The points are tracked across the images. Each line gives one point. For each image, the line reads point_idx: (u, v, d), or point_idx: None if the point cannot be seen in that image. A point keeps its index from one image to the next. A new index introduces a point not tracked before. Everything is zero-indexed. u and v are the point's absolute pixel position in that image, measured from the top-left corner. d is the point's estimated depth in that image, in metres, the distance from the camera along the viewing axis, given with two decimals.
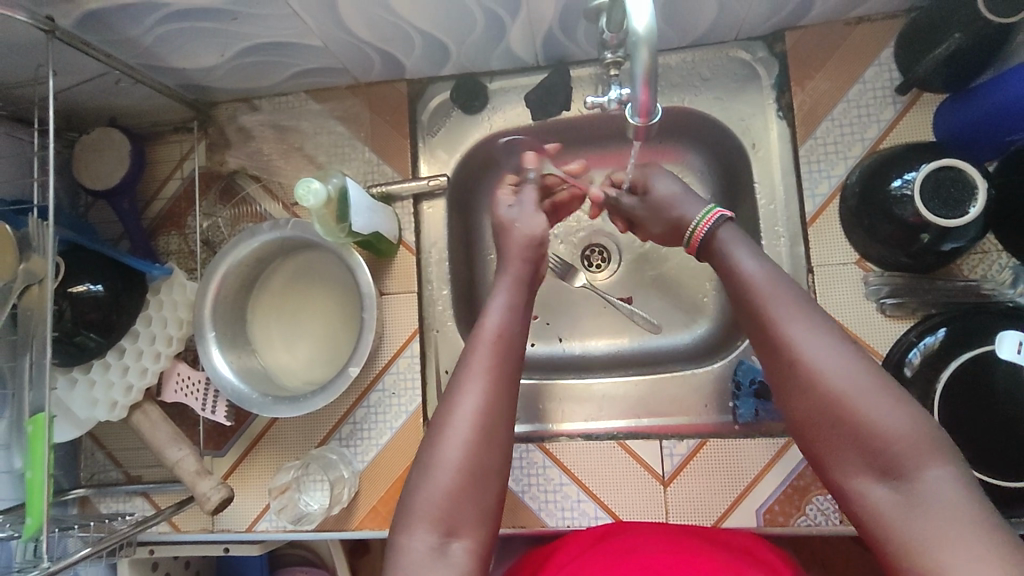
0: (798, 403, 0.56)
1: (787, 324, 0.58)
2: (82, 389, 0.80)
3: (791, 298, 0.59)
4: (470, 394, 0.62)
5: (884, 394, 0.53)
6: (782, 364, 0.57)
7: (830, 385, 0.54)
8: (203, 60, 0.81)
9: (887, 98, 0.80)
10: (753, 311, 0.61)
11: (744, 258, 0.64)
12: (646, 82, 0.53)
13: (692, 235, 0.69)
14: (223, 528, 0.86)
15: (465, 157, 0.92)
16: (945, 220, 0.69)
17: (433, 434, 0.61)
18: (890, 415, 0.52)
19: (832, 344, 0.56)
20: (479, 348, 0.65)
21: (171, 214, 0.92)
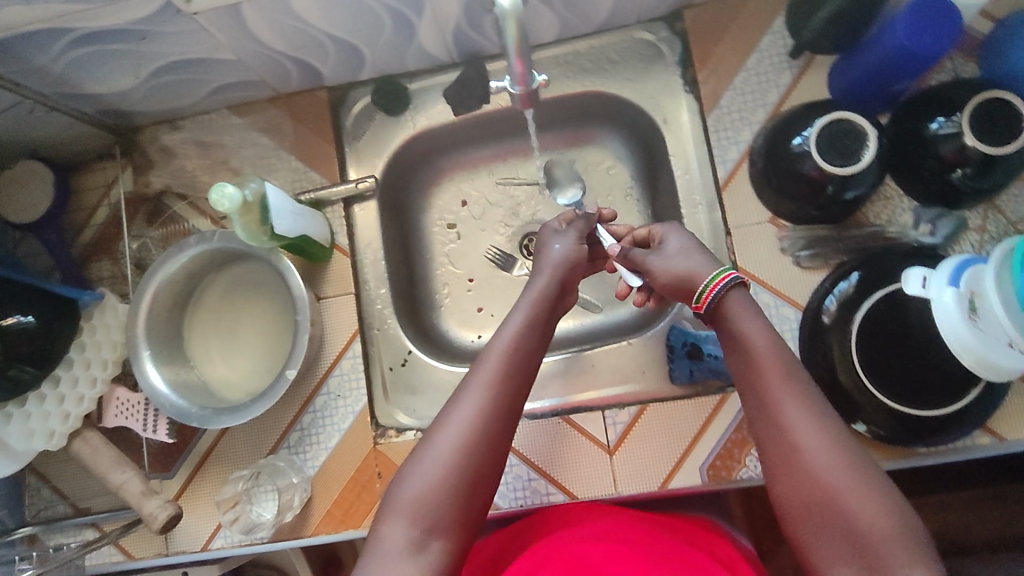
0: (788, 491, 0.58)
1: (789, 410, 0.59)
2: (17, 422, 0.79)
3: (795, 381, 0.61)
4: (469, 401, 0.63)
5: (875, 491, 0.54)
6: (778, 446, 0.59)
7: (823, 479, 0.56)
8: (119, 83, 0.82)
9: (782, 64, 0.84)
10: (756, 387, 0.62)
11: (751, 329, 0.65)
12: (519, 52, 0.59)
13: (700, 295, 0.69)
14: (178, 550, 0.85)
15: (392, 158, 0.94)
16: (842, 170, 0.73)
17: (432, 432, 0.63)
18: (880, 517, 0.53)
19: (830, 434, 0.58)
20: (489, 360, 0.66)
21: (101, 240, 0.91)
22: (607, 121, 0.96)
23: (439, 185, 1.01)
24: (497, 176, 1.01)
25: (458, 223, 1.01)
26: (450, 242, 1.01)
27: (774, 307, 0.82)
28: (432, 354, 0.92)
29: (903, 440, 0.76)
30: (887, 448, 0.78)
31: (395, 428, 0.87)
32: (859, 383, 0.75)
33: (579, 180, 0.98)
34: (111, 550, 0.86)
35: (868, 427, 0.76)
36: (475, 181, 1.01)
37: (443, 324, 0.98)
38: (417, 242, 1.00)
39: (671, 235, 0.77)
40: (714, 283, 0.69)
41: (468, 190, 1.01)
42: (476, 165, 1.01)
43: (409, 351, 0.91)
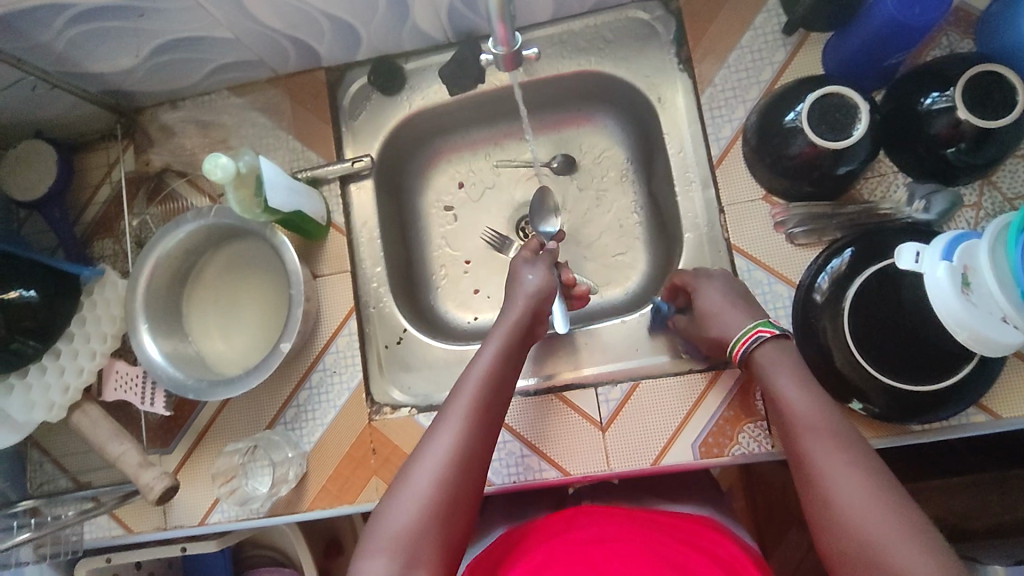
0: (829, 540, 0.56)
1: (818, 456, 0.59)
2: (19, 394, 0.80)
3: (835, 433, 0.60)
4: (444, 437, 0.62)
5: (915, 539, 0.53)
6: (818, 500, 0.58)
7: (866, 533, 0.54)
8: (119, 62, 0.83)
9: (777, 41, 0.84)
10: (794, 444, 0.61)
11: (784, 377, 0.65)
12: (501, 17, 0.58)
13: (735, 346, 0.70)
14: (176, 525, 0.86)
15: (389, 138, 0.95)
16: (834, 143, 0.73)
17: (407, 469, 0.62)
18: (921, 564, 0.51)
19: (872, 485, 0.56)
20: (466, 389, 0.65)
21: (104, 219, 0.93)
22: (603, 101, 0.97)
23: (437, 166, 1.02)
24: (494, 158, 1.02)
25: (455, 205, 1.02)
26: (448, 223, 1.02)
27: (767, 284, 0.82)
28: (427, 333, 0.93)
29: (899, 418, 0.75)
30: (881, 426, 0.78)
31: (390, 405, 0.87)
32: (852, 358, 0.74)
33: (575, 162, 0.99)
34: (110, 524, 0.88)
35: (864, 406, 0.76)
36: (473, 163, 1.02)
37: (439, 305, 0.99)
38: (414, 224, 1.01)
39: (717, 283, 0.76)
40: (744, 338, 0.69)
41: (465, 172, 1.02)
42: (473, 147, 1.02)
43: (405, 329, 0.91)
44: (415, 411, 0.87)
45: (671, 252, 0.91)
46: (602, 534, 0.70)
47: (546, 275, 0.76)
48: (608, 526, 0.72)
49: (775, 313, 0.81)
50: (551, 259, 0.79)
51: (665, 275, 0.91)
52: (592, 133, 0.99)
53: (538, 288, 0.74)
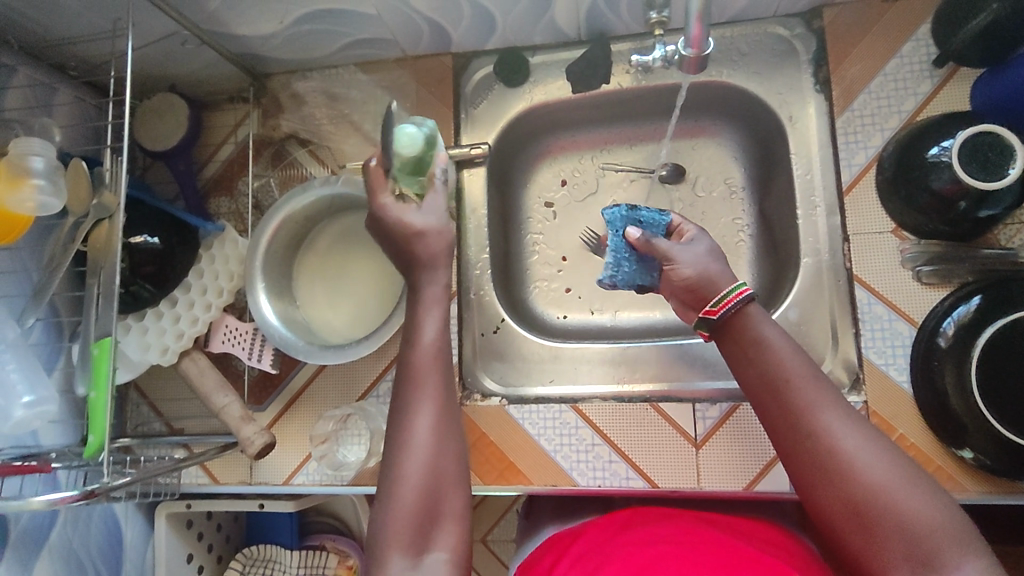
0: (826, 496, 0.54)
1: (822, 412, 0.56)
2: (135, 335, 0.83)
3: (816, 385, 0.57)
4: (418, 429, 0.60)
5: (918, 484, 0.52)
6: (813, 454, 0.55)
7: (866, 481, 0.52)
8: (263, 27, 0.85)
9: (924, 72, 0.82)
10: (780, 400, 0.58)
11: (771, 336, 0.60)
12: (699, 18, 0.63)
13: (718, 301, 0.63)
14: (261, 480, 0.89)
15: (506, 128, 0.95)
16: (985, 183, 0.70)
17: (389, 465, 0.59)
18: (928, 507, 0.51)
19: (864, 434, 0.55)
20: (425, 374, 0.62)
21: (224, 176, 0.96)
22: (725, 115, 0.95)
23: (545, 162, 1.02)
24: (601, 160, 1.00)
25: (557, 201, 1.01)
26: (547, 220, 1.01)
27: (886, 320, 0.79)
28: (523, 325, 0.93)
29: (1014, 475, 0.71)
30: (993, 481, 0.75)
31: (481, 393, 0.89)
32: (975, 410, 0.70)
33: (686, 171, 0.97)
34: (198, 472, 0.91)
35: (974, 455, 0.72)
36: (580, 162, 1.01)
37: (532, 300, 0.98)
38: (516, 215, 1.01)
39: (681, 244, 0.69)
40: (731, 297, 0.62)
41: (572, 171, 1.01)
42: (583, 146, 1.01)
43: (503, 319, 0.92)
44: (506, 402, 0.87)
45: (781, 276, 0.89)
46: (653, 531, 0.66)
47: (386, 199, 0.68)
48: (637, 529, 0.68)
49: (892, 351, 0.79)
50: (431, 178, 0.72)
51: (772, 297, 0.89)
52: (709, 145, 0.97)
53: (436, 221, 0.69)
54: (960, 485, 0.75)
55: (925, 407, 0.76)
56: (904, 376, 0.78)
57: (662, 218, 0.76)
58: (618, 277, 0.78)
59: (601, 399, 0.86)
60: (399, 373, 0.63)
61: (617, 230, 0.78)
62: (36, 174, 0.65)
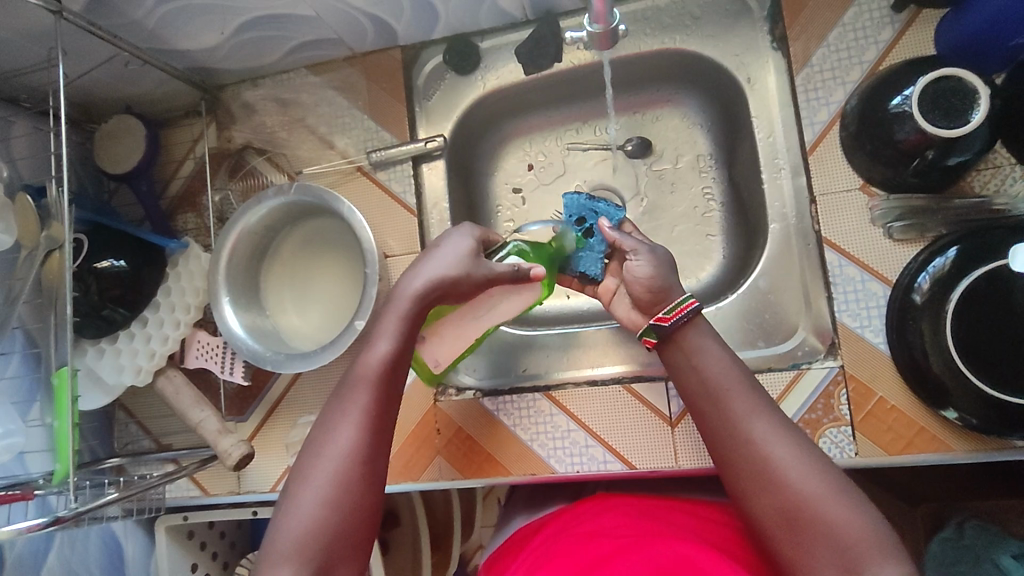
0: (758, 502, 0.54)
1: (754, 422, 0.57)
2: (109, 357, 0.85)
3: (752, 396, 0.59)
4: (338, 443, 0.60)
5: (847, 494, 0.52)
6: (748, 463, 0.56)
7: (795, 488, 0.53)
8: (205, 39, 0.84)
9: (883, 18, 0.78)
10: (716, 410, 0.59)
11: (711, 348, 0.62)
12: None
13: (671, 309, 0.64)
14: (248, 489, 0.90)
15: (461, 118, 0.94)
16: (948, 131, 0.66)
17: (308, 464, 0.60)
18: (852, 517, 0.51)
19: (798, 444, 0.56)
20: (364, 382, 0.62)
21: (187, 192, 0.96)
22: (686, 82, 0.92)
23: (507, 148, 1.00)
24: (564, 141, 0.98)
25: (523, 187, 0.99)
26: (514, 207, 0.99)
27: (860, 281, 0.77)
28: None
29: (1005, 432, 0.68)
30: (981, 439, 0.72)
31: (456, 387, 0.88)
32: (956, 370, 0.67)
33: (651, 145, 0.94)
34: (188, 485, 0.92)
35: (959, 415, 0.70)
36: (543, 145, 0.99)
37: None
38: (482, 205, 0.99)
39: (646, 245, 0.69)
40: (684, 305, 0.63)
41: (536, 155, 0.99)
42: (544, 128, 0.98)
43: None
44: (480, 395, 0.87)
45: (753, 243, 0.86)
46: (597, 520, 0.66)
47: (474, 241, 0.69)
48: (590, 517, 0.67)
49: (867, 313, 0.76)
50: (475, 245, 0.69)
51: (745, 266, 0.87)
52: (671, 115, 0.94)
53: (473, 247, 0.69)
54: (946, 445, 0.73)
55: (903, 368, 0.73)
56: (881, 337, 0.76)
57: (617, 213, 0.75)
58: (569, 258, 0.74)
59: (577, 383, 0.85)
60: (344, 381, 0.64)
61: (570, 215, 0.75)
62: None
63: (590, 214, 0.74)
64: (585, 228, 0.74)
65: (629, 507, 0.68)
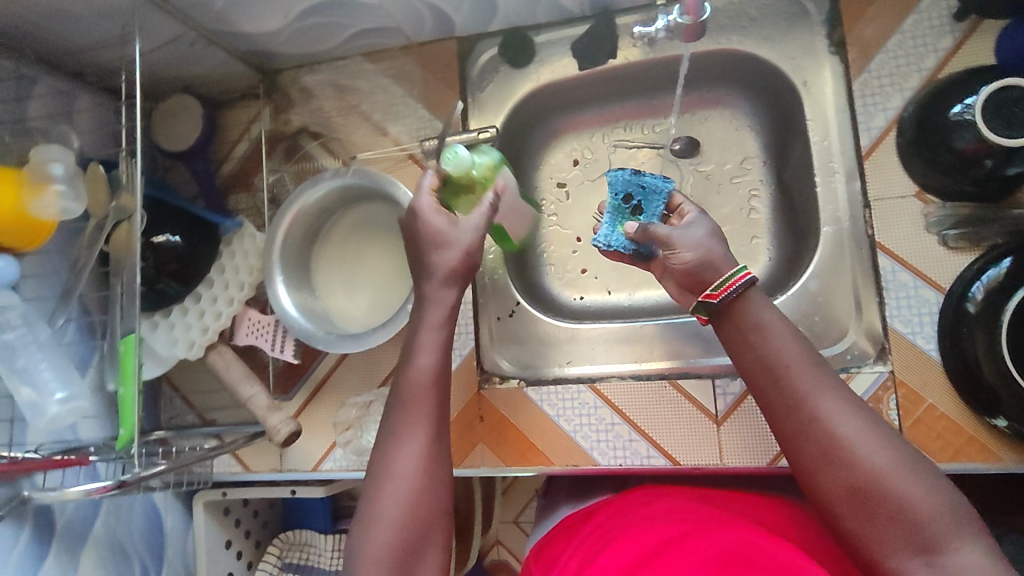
0: (828, 480, 0.56)
1: (821, 399, 0.58)
2: (163, 331, 0.86)
3: (817, 372, 0.59)
4: (408, 441, 0.63)
5: (917, 471, 0.54)
6: (816, 441, 0.57)
7: (867, 466, 0.54)
8: (268, 23, 0.86)
9: (945, 26, 0.78)
10: (781, 386, 0.59)
11: (770, 323, 0.62)
12: None
13: (721, 285, 0.63)
14: (291, 467, 0.91)
15: (514, 110, 0.95)
16: (1009, 141, 0.67)
17: (378, 472, 0.62)
18: (924, 493, 0.53)
19: (865, 421, 0.57)
20: (418, 396, 0.65)
21: (241, 173, 0.97)
22: (738, 84, 0.92)
23: (556, 142, 1.01)
24: (612, 138, 0.99)
25: (570, 181, 1.00)
26: (561, 201, 1.00)
27: (912, 288, 0.77)
28: (539, 308, 0.94)
29: None
30: None
31: (499, 375, 0.89)
32: (1009, 379, 0.68)
33: (699, 145, 0.95)
34: (231, 461, 0.94)
35: (1009, 423, 0.70)
36: (592, 141, 0.99)
37: (548, 282, 0.98)
38: (529, 198, 1.00)
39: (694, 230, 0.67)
40: (734, 279, 0.62)
41: (584, 150, 1.00)
42: (594, 124, 0.99)
43: (518, 302, 0.92)
44: (524, 384, 0.88)
45: (802, 246, 0.87)
46: (650, 517, 0.68)
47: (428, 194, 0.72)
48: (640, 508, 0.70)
49: (919, 320, 0.77)
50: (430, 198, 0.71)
51: (792, 269, 0.87)
52: (722, 116, 0.95)
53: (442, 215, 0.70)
54: (994, 454, 0.73)
55: (954, 376, 0.74)
56: (931, 345, 0.76)
57: (666, 185, 0.74)
58: (611, 240, 0.76)
59: (621, 377, 0.85)
60: (396, 393, 0.67)
61: (618, 192, 0.77)
62: (57, 179, 0.68)
63: (636, 191, 0.75)
64: (635, 205, 0.76)
65: (676, 497, 0.72)
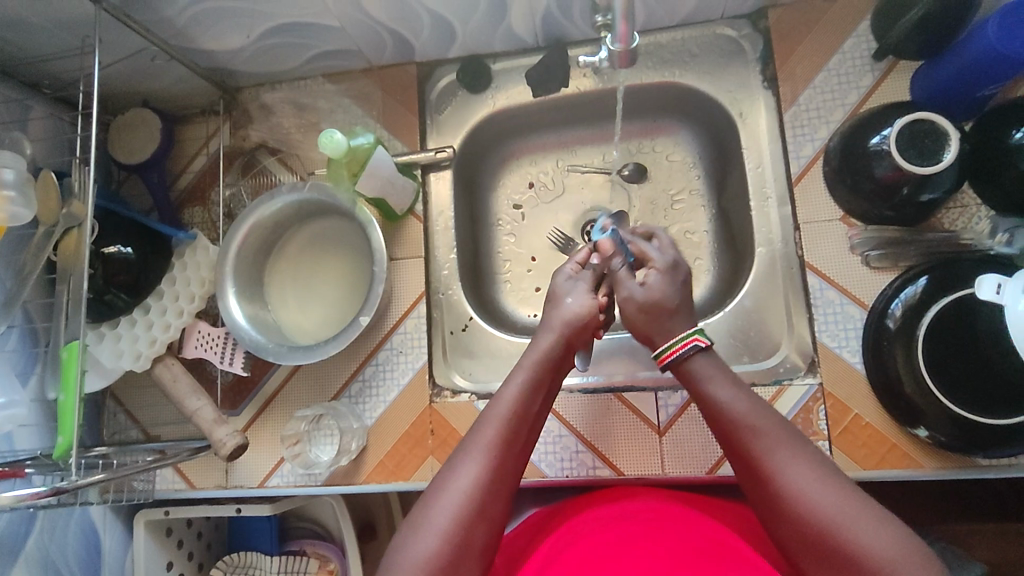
0: (784, 526, 0.61)
1: (778, 461, 0.62)
2: (109, 342, 0.85)
3: (773, 434, 0.64)
4: (472, 461, 0.65)
5: (873, 520, 0.57)
6: (777, 502, 0.61)
7: (826, 522, 0.58)
8: (231, 41, 0.88)
9: (865, 66, 0.85)
10: (742, 449, 0.65)
11: (720, 391, 0.68)
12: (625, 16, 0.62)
13: (663, 350, 0.73)
14: (237, 484, 0.90)
15: (470, 133, 0.98)
16: (922, 169, 0.73)
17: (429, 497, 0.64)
18: (875, 537, 0.56)
19: (823, 478, 0.60)
20: (492, 419, 0.67)
21: (197, 187, 0.98)
22: (681, 114, 0.98)
23: (511, 165, 1.04)
24: (565, 163, 1.03)
25: (524, 203, 1.03)
26: (515, 221, 1.03)
27: (839, 305, 0.82)
28: (491, 323, 0.96)
29: (970, 450, 0.74)
30: (948, 457, 0.77)
31: (451, 389, 0.90)
32: (927, 391, 0.73)
33: (646, 170, 1.00)
34: (174, 477, 0.91)
35: (930, 433, 0.75)
36: (546, 164, 1.04)
37: (501, 299, 1.01)
38: (484, 217, 1.03)
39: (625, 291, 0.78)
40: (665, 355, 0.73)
41: (538, 174, 1.04)
42: (548, 149, 1.04)
43: (470, 317, 0.94)
44: (475, 398, 0.89)
45: (739, 266, 0.92)
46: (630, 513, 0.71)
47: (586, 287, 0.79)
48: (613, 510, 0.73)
49: (846, 334, 0.81)
50: (595, 276, 0.80)
51: (730, 288, 0.92)
52: (666, 143, 1.00)
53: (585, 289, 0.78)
54: (915, 462, 0.78)
55: (878, 387, 0.78)
56: (857, 358, 0.81)
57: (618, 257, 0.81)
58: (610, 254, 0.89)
59: (570, 391, 0.87)
60: (478, 419, 0.69)
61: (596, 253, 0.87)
62: (7, 185, 0.67)
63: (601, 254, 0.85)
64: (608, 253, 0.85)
65: (651, 496, 0.75)
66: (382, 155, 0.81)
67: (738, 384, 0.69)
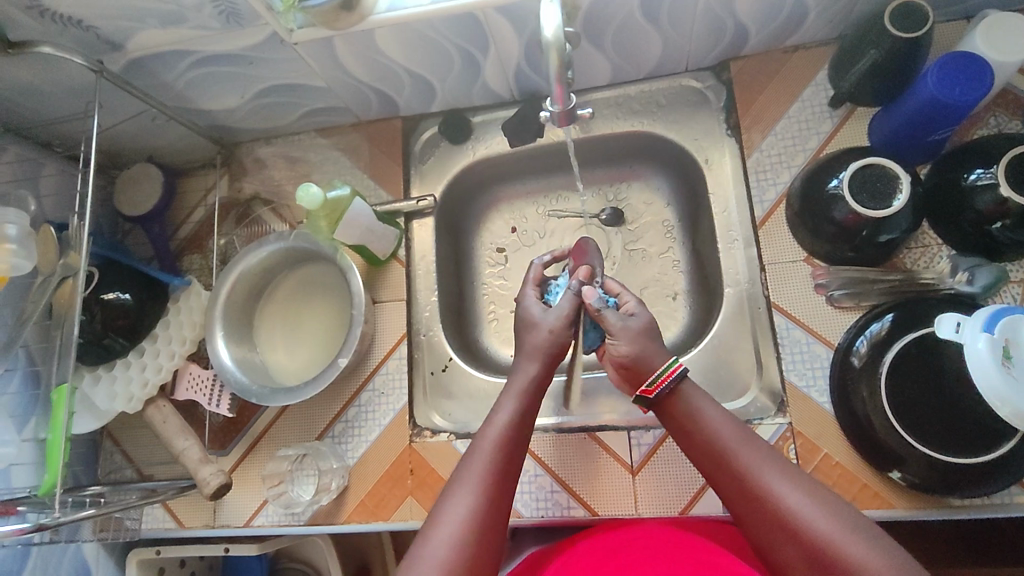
0: (780, 544, 0.61)
1: (765, 474, 0.64)
2: (104, 385, 0.90)
3: (757, 452, 0.66)
4: (465, 493, 0.65)
5: (861, 533, 0.59)
6: (770, 518, 0.62)
7: (818, 534, 0.59)
8: (226, 102, 0.94)
9: (824, 113, 0.89)
10: (727, 463, 0.67)
11: (702, 405, 0.71)
12: (558, 79, 0.64)
13: (654, 381, 0.71)
14: (223, 523, 0.92)
15: (453, 181, 1.03)
16: (875, 212, 0.75)
17: (425, 533, 0.64)
18: (871, 553, 0.57)
19: (811, 495, 0.62)
20: (483, 450, 0.68)
21: (195, 237, 1.04)
22: (653, 160, 1.02)
23: (494, 212, 1.08)
24: (545, 208, 1.07)
25: (507, 247, 1.07)
26: (498, 264, 1.06)
27: (805, 344, 0.84)
28: (472, 364, 0.98)
29: (943, 491, 0.74)
30: (919, 497, 0.77)
31: (430, 429, 0.92)
32: (891, 428, 0.74)
33: (623, 214, 1.03)
34: (164, 517, 0.94)
35: (900, 472, 0.75)
36: (526, 210, 1.08)
37: (482, 341, 1.03)
38: (468, 260, 1.07)
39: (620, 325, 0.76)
40: (667, 375, 0.71)
41: (519, 218, 1.08)
42: (527, 196, 1.08)
43: (450, 358, 0.96)
44: (453, 438, 0.91)
45: (712, 306, 0.94)
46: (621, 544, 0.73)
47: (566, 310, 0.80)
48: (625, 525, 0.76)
49: (813, 373, 0.83)
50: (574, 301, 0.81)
51: (703, 328, 0.94)
52: (641, 189, 1.04)
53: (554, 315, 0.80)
54: (888, 502, 0.78)
55: (846, 429, 0.79)
56: (825, 398, 0.82)
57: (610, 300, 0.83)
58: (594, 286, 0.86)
59: (545, 430, 0.89)
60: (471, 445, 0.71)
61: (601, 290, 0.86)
62: (9, 239, 0.72)
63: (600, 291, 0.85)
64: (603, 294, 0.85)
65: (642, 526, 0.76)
66: (361, 205, 0.86)
67: (720, 407, 0.71)
